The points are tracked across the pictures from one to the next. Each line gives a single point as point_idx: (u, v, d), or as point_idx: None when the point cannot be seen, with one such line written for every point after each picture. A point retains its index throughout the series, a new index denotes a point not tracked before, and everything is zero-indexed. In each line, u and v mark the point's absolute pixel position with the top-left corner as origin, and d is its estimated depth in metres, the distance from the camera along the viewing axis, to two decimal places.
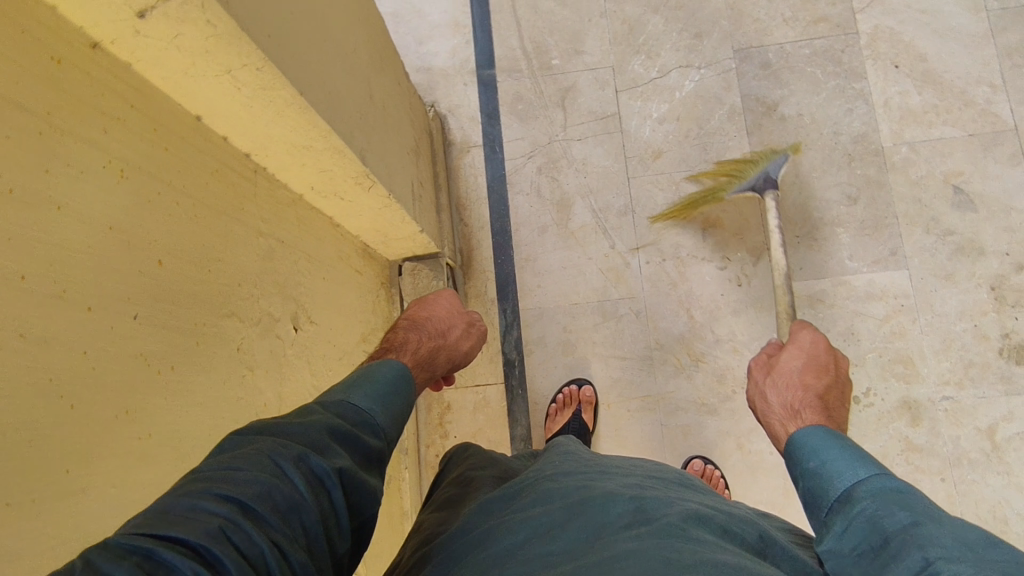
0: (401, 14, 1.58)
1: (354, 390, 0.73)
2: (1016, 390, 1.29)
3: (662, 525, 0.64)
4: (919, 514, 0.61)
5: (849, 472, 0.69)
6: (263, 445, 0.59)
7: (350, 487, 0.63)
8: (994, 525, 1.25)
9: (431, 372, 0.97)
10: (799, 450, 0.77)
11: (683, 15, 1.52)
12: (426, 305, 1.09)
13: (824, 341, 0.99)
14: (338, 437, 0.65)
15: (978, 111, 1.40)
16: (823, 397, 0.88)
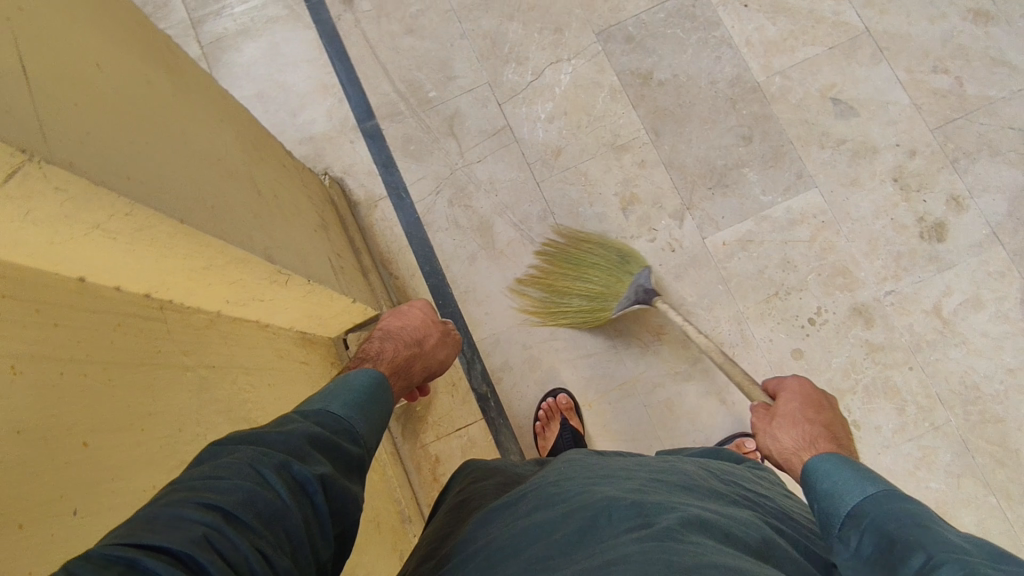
0: (267, 93, 1.55)
1: (332, 400, 0.77)
2: (946, 265, 1.37)
3: (666, 529, 0.64)
4: (924, 520, 0.66)
5: (854, 492, 0.73)
6: (246, 454, 0.61)
7: (333, 494, 0.65)
8: (968, 394, 1.32)
9: (408, 380, 1.08)
10: (816, 479, 0.79)
11: (538, 15, 1.54)
12: (399, 314, 1.18)
13: (808, 381, 1.05)
14: (318, 445, 0.68)
15: (830, 24, 1.48)
16: (826, 429, 0.95)
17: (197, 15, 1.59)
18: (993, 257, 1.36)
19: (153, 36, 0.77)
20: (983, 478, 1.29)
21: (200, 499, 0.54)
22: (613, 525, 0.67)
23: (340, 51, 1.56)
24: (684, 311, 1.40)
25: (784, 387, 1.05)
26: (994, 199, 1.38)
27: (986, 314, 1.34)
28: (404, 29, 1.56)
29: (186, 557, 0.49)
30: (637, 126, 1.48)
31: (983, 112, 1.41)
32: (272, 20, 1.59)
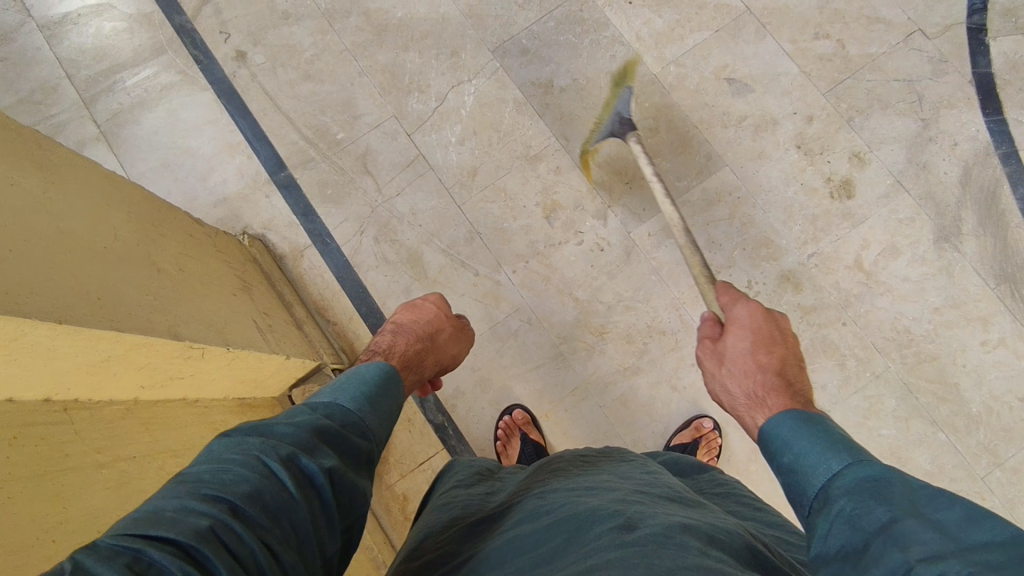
0: (173, 161, 1.52)
1: (341, 392, 0.78)
2: (860, 220, 1.42)
3: (649, 536, 0.64)
4: (896, 508, 0.60)
5: (827, 466, 0.69)
6: (257, 448, 0.62)
7: (341, 486, 0.66)
8: (902, 339, 1.36)
9: (419, 374, 1.06)
10: (774, 443, 0.78)
11: (432, 41, 1.55)
12: (410, 309, 1.18)
13: (758, 309, 0.99)
14: (326, 438, 0.68)
15: (713, 8, 1.53)
16: (780, 373, 0.91)
17: (88, 94, 1.55)
18: (901, 205, 1.41)
19: (15, 135, 0.76)
20: (929, 416, 1.33)
21: (208, 493, 0.55)
22: (598, 530, 0.68)
23: (241, 107, 1.55)
24: (622, 307, 1.42)
25: (736, 323, 0.99)
26: (892, 149, 1.44)
27: (904, 259, 1.39)
28: (302, 75, 1.55)
29: (191, 549, 0.50)
30: (547, 135, 1.50)
31: (867, 69, 1.48)
32: (167, 87, 1.56)
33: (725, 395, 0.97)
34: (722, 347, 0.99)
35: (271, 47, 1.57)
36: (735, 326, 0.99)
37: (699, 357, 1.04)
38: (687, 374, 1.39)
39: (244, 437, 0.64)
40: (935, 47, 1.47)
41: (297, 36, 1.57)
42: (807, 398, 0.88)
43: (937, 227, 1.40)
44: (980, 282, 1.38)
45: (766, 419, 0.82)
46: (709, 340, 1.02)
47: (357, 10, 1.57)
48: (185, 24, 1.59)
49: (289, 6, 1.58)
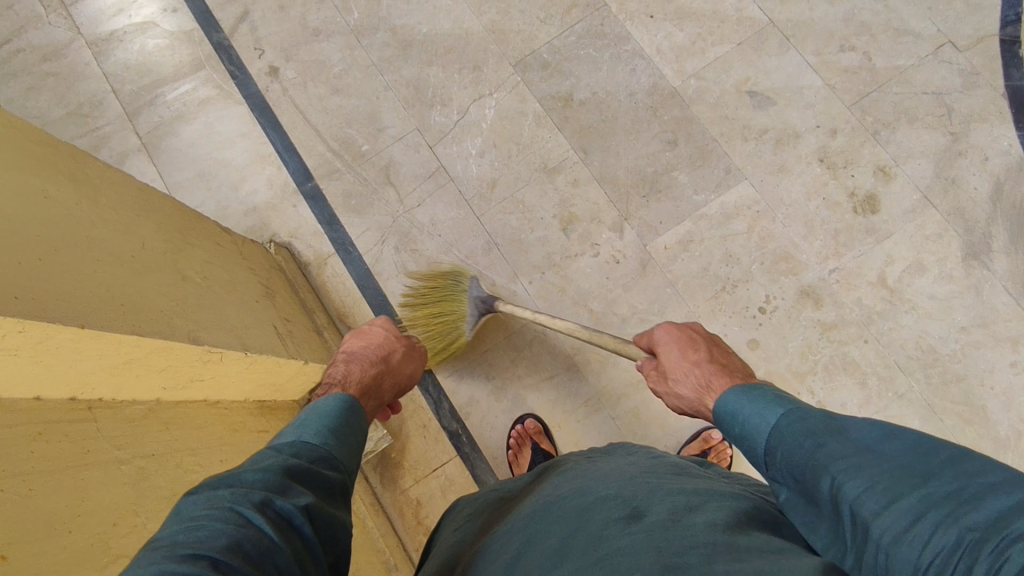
0: (207, 171, 1.59)
1: (304, 431, 0.78)
2: (884, 235, 1.39)
3: (658, 522, 0.67)
4: (820, 435, 0.66)
5: (763, 427, 0.73)
6: (226, 499, 0.62)
7: (319, 522, 0.67)
8: (926, 358, 1.33)
9: (379, 399, 1.07)
10: (727, 426, 0.80)
11: (456, 56, 1.59)
12: (359, 336, 1.18)
13: (671, 324, 1.05)
14: (295, 478, 0.69)
15: (735, 22, 1.52)
16: (714, 360, 0.95)
17: (132, 107, 1.64)
18: (928, 220, 1.38)
19: (51, 150, 0.82)
20: (954, 438, 1.29)
21: (187, 550, 0.55)
22: (608, 519, 0.70)
23: (273, 120, 1.61)
24: (638, 319, 1.42)
25: (658, 339, 1.04)
26: (920, 164, 1.40)
27: (930, 276, 1.36)
28: (330, 89, 1.61)
29: None
30: (566, 148, 1.51)
31: (895, 81, 1.45)
32: (204, 101, 1.64)
33: (680, 402, 0.99)
34: (658, 364, 1.03)
35: (302, 63, 1.63)
36: (657, 342, 1.04)
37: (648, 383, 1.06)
38: None
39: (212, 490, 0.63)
40: (966, 60, 1.44)
41: (327, 52, 1.63)
42: (747, 376, 0.92)
43: (966, 244, 1.36)
44: (1010, 301, 1.33)
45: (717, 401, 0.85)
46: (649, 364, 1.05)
47: (384, 26, 1.62)
48: (222, 41, 1.67)
49: (319, 23, 1.64)
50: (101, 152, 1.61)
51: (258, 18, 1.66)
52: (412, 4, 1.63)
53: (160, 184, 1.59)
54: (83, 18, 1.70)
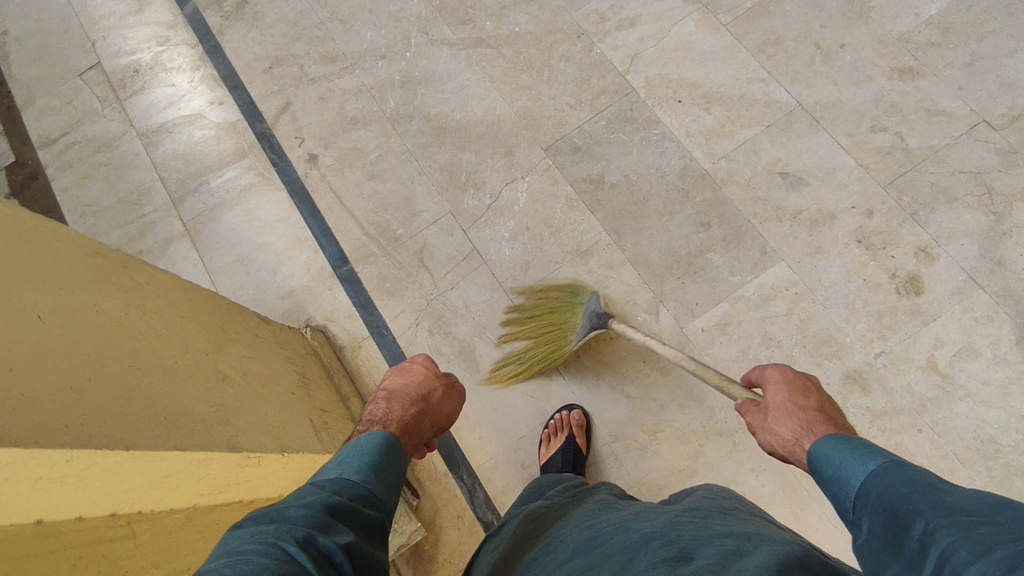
0: (246, 255, 1.63)
1: (346, 465, 0.80)
2: (931, 317, 1.35)
3: (705, 566, 0.65)
4: (922, 486, 0.64)
5: (854, 476, 0.72)
6: (270, 536, 0.64)
7: (358, 560, 0.68)
8: (986, 449, 1.27)
9: (418, 439, 1.02)
10: (821, 469, 0.77)
11: (488, 142, 1.63)
12: (399, 373, 1.12)
13: (790, 366, 0.97)
14: (337, 515, 0.70)
15: (763, 105, 1.54)
16: (823, 412, 0.88)
17: (177, 195, 1.71)
18: (976, 302, 1.34)
19: (105, 262, 0.86)
20: None
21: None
22: (648, 558, 0.70)
23: (311, 206, 1.66)
24: (677, 405, 1.38)
25: (767, 375, 0.98)
26: (962, 245, 1.37)
27: (983, 361, 1.31)
28: (366, 175, 1.65)
29: None
30: (598, 230, 1.52)
31: (930, 161, 1.44)
32: (245, 188, 1.70)
33: (774, 443, 0.92)
34: (753, 411, 0.96)
35: (340, 150, 1.69)
36: (764, 383, 0.98)
37: (744, 416, 1.00)
38: (747, 479, 1.32)
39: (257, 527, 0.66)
40: (1003, 138, 1.42)
41: (364, 139, 1.68)
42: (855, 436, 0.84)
43: (1019, 327, 1.32)
44: None
45: (812, 448, 0.81)
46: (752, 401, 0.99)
47: (418, 114, 1.68)
48: (265, 131, 1.74)
49: (357, 112, 1.71)
50: (146, 238, 1.67)
51: (299, 109, 1.74)
52: (445, 93, 1.69)
53: (201, 269, 1.63)
54: (135, 111, 1.80)
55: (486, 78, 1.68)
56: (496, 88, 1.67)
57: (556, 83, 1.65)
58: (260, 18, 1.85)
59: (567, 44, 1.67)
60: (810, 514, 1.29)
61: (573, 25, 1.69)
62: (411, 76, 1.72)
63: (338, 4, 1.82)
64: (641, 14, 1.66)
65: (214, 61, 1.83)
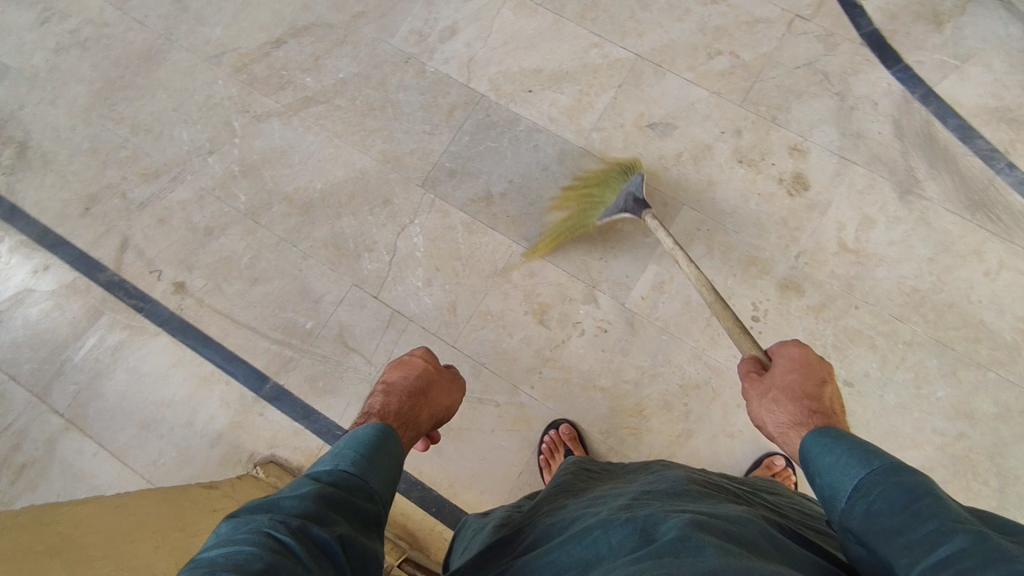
0: (152, 418, 1.43)
1: (342, 457, 0.78)
2: (826, 206, 1.44)
3: (669, 535, 0.62)
4: (924, 488, 0.61)
5: (849, 473, 0.68)
6: (265, 525, 0.62)
7: (352, 553, 0.66)
8: (914, 300, 1.38)
9: (416, 431, 1.00)
10: (814, 454, 0.75)
11: (361, 199, 1.53)
12: (399, 367, 1.12)
13: (814, 354, 0.96)
14: (333, 506, 0.68)
15: (607, 68, 1.56)
16: (827, 406, 0.87)
17: (39, 387, 1.46)
18: (855, 177, 1.45)
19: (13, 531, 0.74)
20: (972, 361, 1.35)
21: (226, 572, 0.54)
22: (612, 542, 0.66)
23: (200, 337, 1.48)
24: (650, 377, 1.39)
25: (781, 352, 0.98)
26: (824, 131, 1.48)
27: (881, 226, 1.42)
28: (248, 281, 1.50)
29: None
30: (507, 244, 1.48)
31: (768, 68, 1.52)
32: (119, 347, 1.49)
33: (767, 418, 0.92)
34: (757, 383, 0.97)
35: (207, 266, 1.51)
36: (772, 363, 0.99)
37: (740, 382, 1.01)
38: (737, 415, 1.37)
39: (254, 516, 0.64)
40: (817, 26, 1.53)
41: (229, 246, 1.52)
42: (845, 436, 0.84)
43: (896, 185, 1.44)
44: (956, 220, 1.41)
45: (807, 433, 0.80)
46: (756, 372, 1.00)
47: (276, 198, 1.54)
48: (112, 278, 1.53)
49: (208, 221, 1.54)
50: (23, 449, 1.42)
51: (142, 241, 1.54)
52: (295, 166, 1.56)
53: (105, 454, 1.41)
54: None
55: (331, 135, 1.57)
56: (346, 142, 1.57)
57: (404, 115, 1.57)
58: (51, 159, 1.61)
59: (398, 73, 1.60)
60: None
61: (396, 53, 1.61)
62: (251, 161, 1.57)
63: (136, 115, 1.62)
64: (458, 20, 1.62)
65: (17, 224, 1.57)
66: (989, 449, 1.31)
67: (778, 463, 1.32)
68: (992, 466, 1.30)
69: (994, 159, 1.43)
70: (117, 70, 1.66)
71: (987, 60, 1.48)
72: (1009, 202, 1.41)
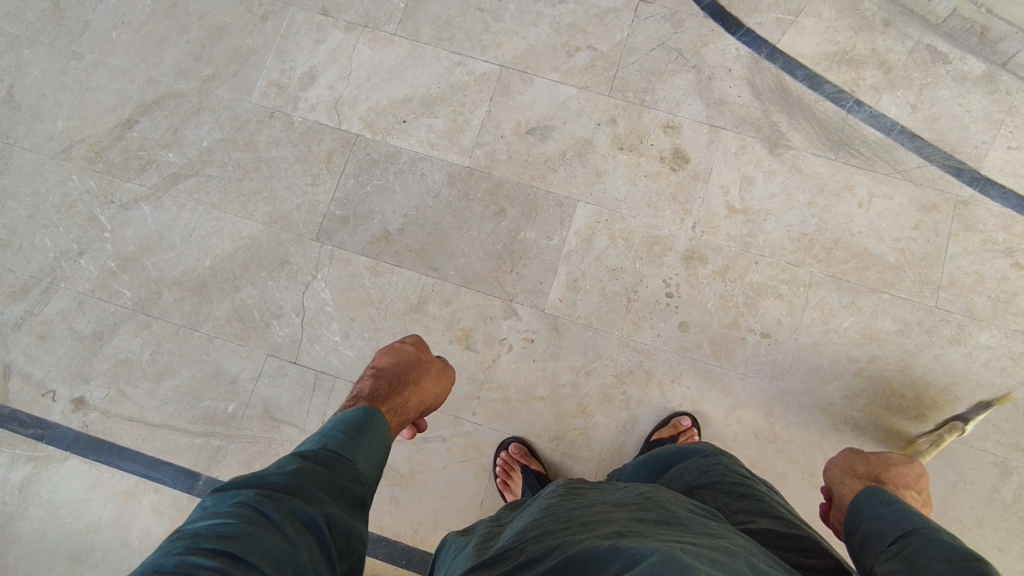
0: (79, 548, 1.32)
1: (331, 437, 0.88)
2: (707, 174, 1.51)
3: (638, 553, 0.59)
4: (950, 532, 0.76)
5: (901, 524, 0.80)
6: (253, 499, 0.73)
7: (337, 531, 0.76)
8: (805, 243, 1.47)
9: (404, 415, 1.08)
10: (868, 507, 0.87)
11: (255, 266, 1.46)
12: (390, 353, 1.21)
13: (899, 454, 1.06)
14: (317, 483, 0.79)
15: (475, 83, 1.57)
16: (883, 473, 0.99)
17: None
18: (726, 141, 1.53)
19: None
20: (867, 288, 1.45)
21: (209, 543, 0.65)
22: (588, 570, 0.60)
23: (114, 450, 1.37)
24: (584, 375, 1.41)
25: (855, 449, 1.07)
26: (690, 104, 1.55)
27: (760, 182, 1.50)
28: (154, 379, 1.41)
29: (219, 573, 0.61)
30: (417, 277, 1.46)
31: (626, 55, 1.58)
32: (25, 482, 1.36)
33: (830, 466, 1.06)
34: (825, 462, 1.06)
35: (105, 374, 1.41)
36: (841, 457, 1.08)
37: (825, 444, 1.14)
38: (674, 391, 1.41)
39: (248, 489, 0.75)
40: (661, 7, 1.60)
41: (124, 346, 1.42)
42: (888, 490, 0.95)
43: (765, 140, 1.53)
44: (823, 161, 1.51)
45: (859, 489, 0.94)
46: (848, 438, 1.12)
47: (164, 284, 1.45)
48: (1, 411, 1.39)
49: (95, 325, 1.43)
50: None
51: (24, 363, 1.41)
52: (177, 248, 1.47)
53: None
54: None
55: (208, 208, 1.50)
56: (227, 212, 1.49)
57: (282, 171, 1.52)
58: None
59: (265, 130, 1.54)
60: (732, 383, 1.41)
61: (258, 109, 1.56)
62: (128, 252, 1.47)
63: None
64: (314, 65, 1.58)
65: None
66: (899, 364, 1.41)
67: (683, 423, 1.34)
68: (905, 379, 1.40)
69: (843, 99, 1.54)
70: None
71: (817, 10, 1.59)
72: (864, 136, 1.52)
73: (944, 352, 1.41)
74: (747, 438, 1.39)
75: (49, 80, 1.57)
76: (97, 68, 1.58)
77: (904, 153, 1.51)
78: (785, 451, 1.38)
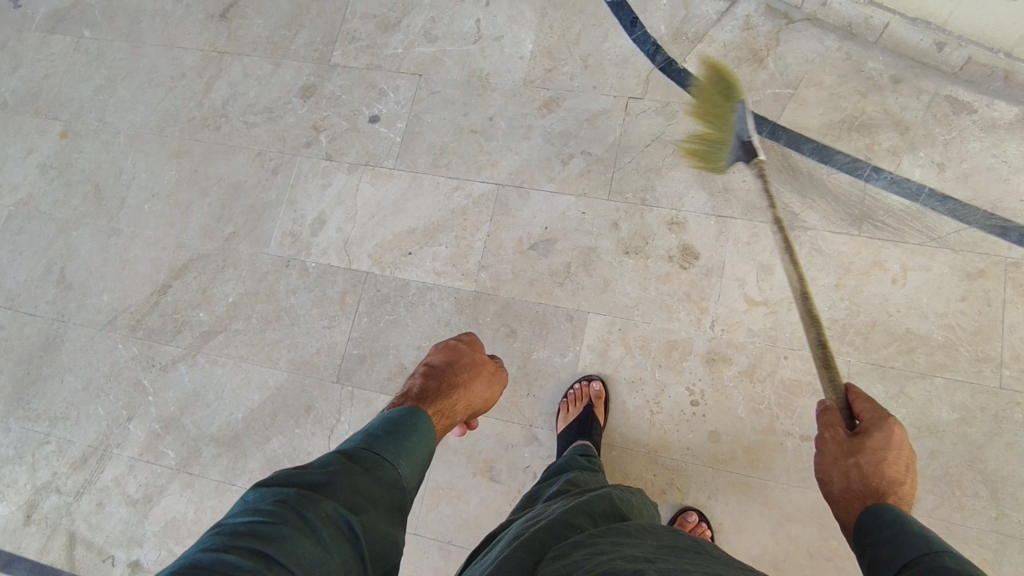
0: None
1: (376, 437, 0.85)
2: (720, 268, 1.45)
3: None
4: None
5: (902, 555, 0.70)
6: (292, 499, 0.70)
7: (372, 538, 0.73)
8: (835, 330, 1.37)
9: (449, 422, 0.98)
10: (875, 525, 0.76)
11: (283, 414, 1.52)
12: (444, 351, 1.11)
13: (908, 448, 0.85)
14: (356, 486, 0.76)
15: (474, 206, 1.59)
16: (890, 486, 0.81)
17: None
18: (737, 230, 1.46)
19: None
20: (915, 374, 1.32)
21: (245, 543, 0.63)
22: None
23: None
24: None
25: (876, 423, 0.87)
26: (693, 197, 1.50)
27: (779, 270, 1.42)
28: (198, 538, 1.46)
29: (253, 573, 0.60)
30: None
31: (620, 155, 1.56)
32: None
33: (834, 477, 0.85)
34: (839, 437, 0.87)
35: (155, 536, 1.48)
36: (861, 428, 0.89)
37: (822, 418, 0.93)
38: (711, 509, 1.32)
39: (285, 486, 0.73)
40: (652, 100, 1.57)
41: (171, 506, 1.50)
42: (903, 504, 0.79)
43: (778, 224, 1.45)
44: (846, 238, 1.41)
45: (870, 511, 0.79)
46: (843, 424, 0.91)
47: (202, 442, 1.53)
48: None
49: (145, 488, 1.52)
50: None
51: (86, 531, 1.52)
52: (212, 404, 1.55)
53: None
54: None
55: (237, 361, 1.57)
56: (253, 364, 1.57)
57: (301, 318, 1.58)
58: None
59: (283, 279, 1.62)
60: (776, 495, 1.31)
61: (275, 260, 1.64)
62: (169, 414, 1.56)
63: (51, 406, 1.63)
64: (323, 210, 1.66)
65: None
66: (966, 458, 1.27)
67: (692, 519, 1.29)
68: (976, 475, 1.26)
69: (859, 169, 1.45)
70: (22, 368, 1.68)
71: (817, 78, 1.51)
72: (888, 205, 1.42)
73: (1018, 439, 1.26)
74: (801, 556, 1.27)
75: (94, 257, 1.73)
76: (133, 241, 1.72)
77: (936, 218, 1.39)
78: (846, 570, 1.25)
